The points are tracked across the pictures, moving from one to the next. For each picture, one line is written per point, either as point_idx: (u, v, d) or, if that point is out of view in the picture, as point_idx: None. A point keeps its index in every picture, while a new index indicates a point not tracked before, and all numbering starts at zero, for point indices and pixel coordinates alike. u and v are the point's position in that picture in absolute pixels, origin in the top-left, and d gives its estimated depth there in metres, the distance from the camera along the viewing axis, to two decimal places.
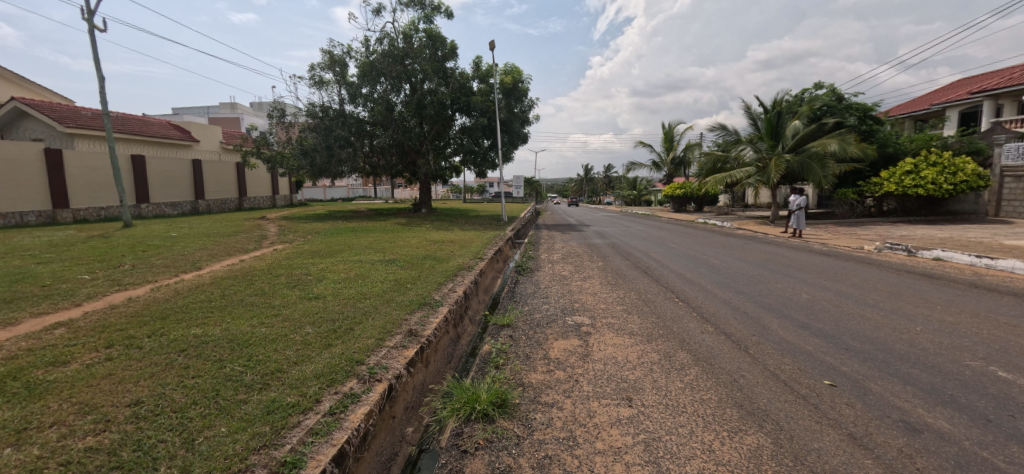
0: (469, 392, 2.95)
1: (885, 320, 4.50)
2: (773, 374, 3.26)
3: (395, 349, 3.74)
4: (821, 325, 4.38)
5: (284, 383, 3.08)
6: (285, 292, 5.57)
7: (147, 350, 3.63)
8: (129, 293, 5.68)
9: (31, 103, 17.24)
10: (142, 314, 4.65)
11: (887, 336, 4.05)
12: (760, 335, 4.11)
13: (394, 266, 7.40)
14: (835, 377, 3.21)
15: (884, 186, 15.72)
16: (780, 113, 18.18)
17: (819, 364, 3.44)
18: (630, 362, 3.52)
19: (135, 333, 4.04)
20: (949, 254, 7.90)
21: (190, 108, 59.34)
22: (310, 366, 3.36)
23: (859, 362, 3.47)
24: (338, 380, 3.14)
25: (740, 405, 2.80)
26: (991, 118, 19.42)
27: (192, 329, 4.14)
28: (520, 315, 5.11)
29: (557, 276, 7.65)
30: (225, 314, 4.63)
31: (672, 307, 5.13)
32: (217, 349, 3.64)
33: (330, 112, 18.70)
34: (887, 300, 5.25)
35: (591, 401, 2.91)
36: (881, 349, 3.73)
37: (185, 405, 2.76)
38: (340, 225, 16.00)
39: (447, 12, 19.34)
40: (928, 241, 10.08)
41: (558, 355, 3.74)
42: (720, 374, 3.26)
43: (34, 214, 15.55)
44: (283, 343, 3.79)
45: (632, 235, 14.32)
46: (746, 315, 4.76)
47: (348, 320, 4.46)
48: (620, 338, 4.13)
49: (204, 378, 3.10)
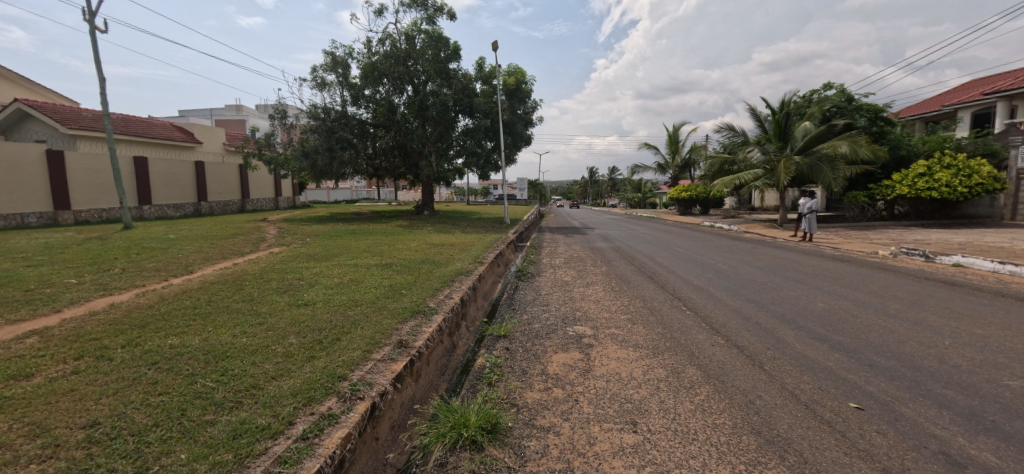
0: (457, 415, 2.67)
1: (910, 333, 4.20)
2: (793, 394, 2.97)
3: (381, 363, 3.48)
4: (840, 337, 4.10)
5: (258, 401, 2.83)
6: (274, 298, 5.36)
7: (117, 362, 3.40)
8: (114, 298, 5.49)
9: (34, 104, 17.18)
10: (120, 322, 4.41)
11: (914, 351, 3.75)
12: (774, 349, 3.81)
13: (390, 271, 7.15)
14: (862, 399, 2.92)
15: (896, 189, 15.32)
16: (789, 115, 17.81)
17: (842, 384, 3.14)
18: (635, 379, 3.24)
19: (109, 343, 3.82)
20: (969, 260, 7.55)
21: (197, 111, 59.91)
22: (289, 382, 3.11)
23: (886, 382, 3.17)
24: (316, 399, 2.88)
25: (758, 433, 2.51)
26: (1005, 120, 18.97)
27: (170, 339, 3.91)
28: (518, 325, 4.83)
29: (559, 282, 7.37)
30: (207, 322, 4.39)
31: (679, 317, 4.83)
32: (192, 361, 3.40)
33: (332, 114, 18.49)
34: (909, 310, 4.94)
35: (591, 425, 2.63)
36: (909, 366, 3.44)
37: (144, 427, 2.51)
38: (341, 227, 15.85)
39: (450, 14, 19.20)
40: (945, 245, 9.72)
41: (557, 370, 3.47)
42: (734, 395, 2.98)
43: (35, 215, 15.48)
44: (263, 356, 3.54)
45: (637, 239, 14.02)
46: (759, 325, 4.46)
47: (335, 329, 4.22)
48: (624, 351, 3.85)
49: (171, 396, 2.86)
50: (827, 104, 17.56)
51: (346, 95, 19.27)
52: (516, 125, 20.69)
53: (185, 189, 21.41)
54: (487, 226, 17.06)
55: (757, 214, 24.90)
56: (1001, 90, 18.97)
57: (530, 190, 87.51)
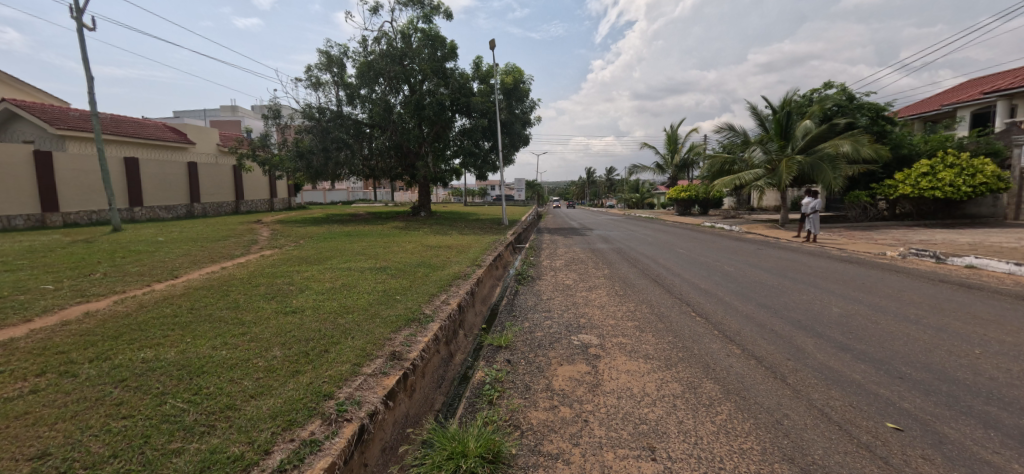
0: (454, 442, 2.39)
1: (936, 341, 3.94)
2: (822, 413, 2.71)
3: (372, 378, 3.20)
4: (864, 346, 3.84)
5: (233, 425, 2.55)
6: (260, 306, 5.07)
7: (81, 380, 3.10)
8: (90, 306, 5.18)
9: (22, 104, 16.73)
10: (92, 333, 4.10)
11: (946, 362, 3.48)
12: (795, 359, 3.56)
13: (384, 275, 6.86)
14: (898, 418, 2.66)
15: (899, 188, 15.13)
16: (790, 114, 17.62)
17: (874, 400, 2.88)
18: (649, 396, 2.97)
19: (77, 357, 3.51)
20: (983, 261, 7.31)
21: (192, 112, 59.33)
22: (269, 401, 2.83)
23: (921, 397, 2.91)
24: (297, 422, 2.60)
25: (792, 460, 2.24)
26: (1006, 118, 18.86)
27: (143, 352, 3.62)
28: (519, 334, 4.55)
29: (560, 286, 7.09)
30: (186, 333, 4.10)
31: (690, 324, 4.55)
32: (163, 378, 3.10)
33: (328, 113, 18.21)
34: (931, 316, 4.68)
35: (604, 451, 2.36)
36: (943, 379, 3.17)
37: (101, 459, 2.22)
38: (336, 229, 15.53)
39: (447, 12, 18.93)
40: (954, 246, 9.49)
41: (563, 385, 3.20)
42: (759, 414, 2.70)
43: (22, 218, 15.12)
44: (242, 371, 3.24)
45: (639, 240, 13.77)
46: (775, 333, 4.20)
47: (323, 340, 3.93)
48: (634, 363, 3.57)
49: (135, 420, 2.56)
50: (827, 103, 17.33)
51: (342, 94, 18.93)
52: (515, 124, 20.39)
53: (178, 191, 21.06)
54: (485, 227, 16.76)
55: (756, 214, 24.84)
56: (1001, 89, 18.83)
57: (528, 191, 87.42)
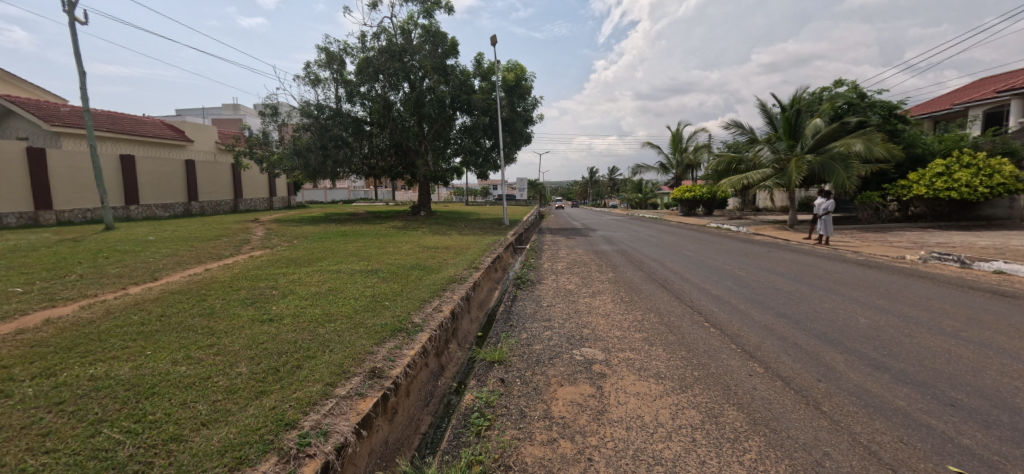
0: None
1: (983, 359, 3.51)
2: (869, 452, 2.29)
3: (345, 400, 2.80)
4: (902, 365, 3.42)
5: (172, 463, 2.16)
6: (236, 312, 4.69)
7: (13, 402, 2.72)
8: (52, 312, 4.79)
9: (16, 100, 16.39)
10: (44, 344, 3.72)
11: (1000, 385, 3.06)
12: (827, 381, 3.14)
13: (374, 279, 6.44)
14: (961, 459, 2.23)
15: (913, 189, 14.47)
16: (800, 112, 17.18)
17: (929, 435, 2.46)
18: (663, 427, 2.56)
19: (17, 373, 3.13)
20: (1013, 267, 6.88)
21: (193, 109, 59.23)
22: (222, 431, 2.43)
23: (983, 431, 2.48)
24: (248, 460, 2.20)
25: None
26: (1022, 117, 18.19)
27: (93, 368, 3.23)
28: (515, 348, 4.12)
29: (561, 291, 6.66)
30: (147, 345, 3.71)
31: (704, 337, 4.15)
32: (106, 401, 2.71)
33: (326, 111, 17.66)
34: (969, 328, 4.26)
35: None
36: (1002, 408, 2.74)
37: None
38: (332, 228, 15.13)
39: (449, 8, 18.48)
40: (977, 249, 9.01)
41: (563, 412, 2.79)
42: (795, 452, 2.29)
43: (14, 216, 14.88)
44: (198, 392, 2.85)
45: (644, 241, 13.32)
46: (799, 348, 3.79)
47: (298, 354, 3.53)
48: (644, 384, 3.17)
49: (58, 457, 2.17)
50: (839, 100, 16.75)
51: (341, 91, 18.53)
52: (516, 123, 19.93)
53: (174, 188, 20.82)
54: (485, 228, 16.36)
55: (762, 215, 24.43)
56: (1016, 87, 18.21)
57: (529, 190, 86.49)
